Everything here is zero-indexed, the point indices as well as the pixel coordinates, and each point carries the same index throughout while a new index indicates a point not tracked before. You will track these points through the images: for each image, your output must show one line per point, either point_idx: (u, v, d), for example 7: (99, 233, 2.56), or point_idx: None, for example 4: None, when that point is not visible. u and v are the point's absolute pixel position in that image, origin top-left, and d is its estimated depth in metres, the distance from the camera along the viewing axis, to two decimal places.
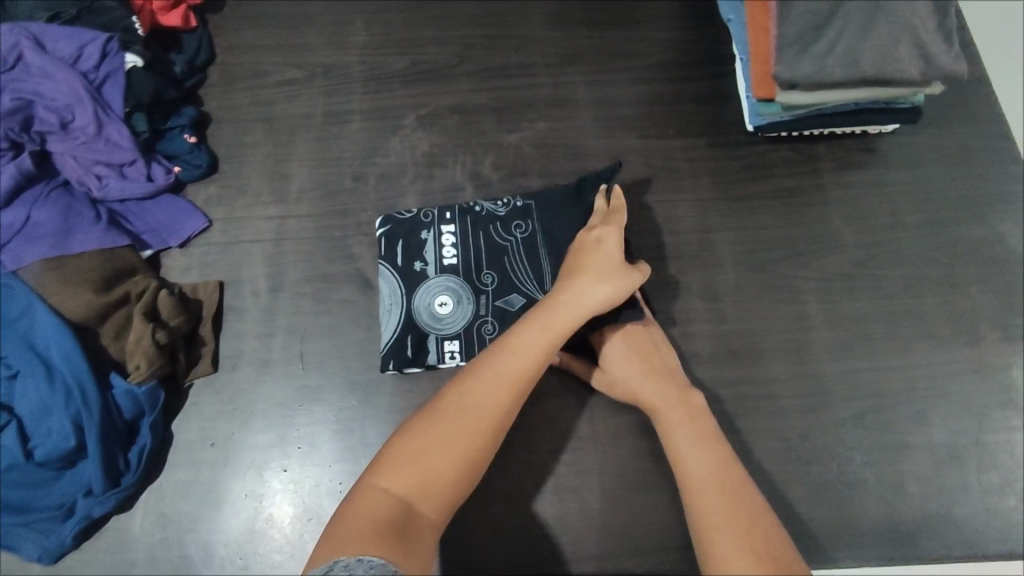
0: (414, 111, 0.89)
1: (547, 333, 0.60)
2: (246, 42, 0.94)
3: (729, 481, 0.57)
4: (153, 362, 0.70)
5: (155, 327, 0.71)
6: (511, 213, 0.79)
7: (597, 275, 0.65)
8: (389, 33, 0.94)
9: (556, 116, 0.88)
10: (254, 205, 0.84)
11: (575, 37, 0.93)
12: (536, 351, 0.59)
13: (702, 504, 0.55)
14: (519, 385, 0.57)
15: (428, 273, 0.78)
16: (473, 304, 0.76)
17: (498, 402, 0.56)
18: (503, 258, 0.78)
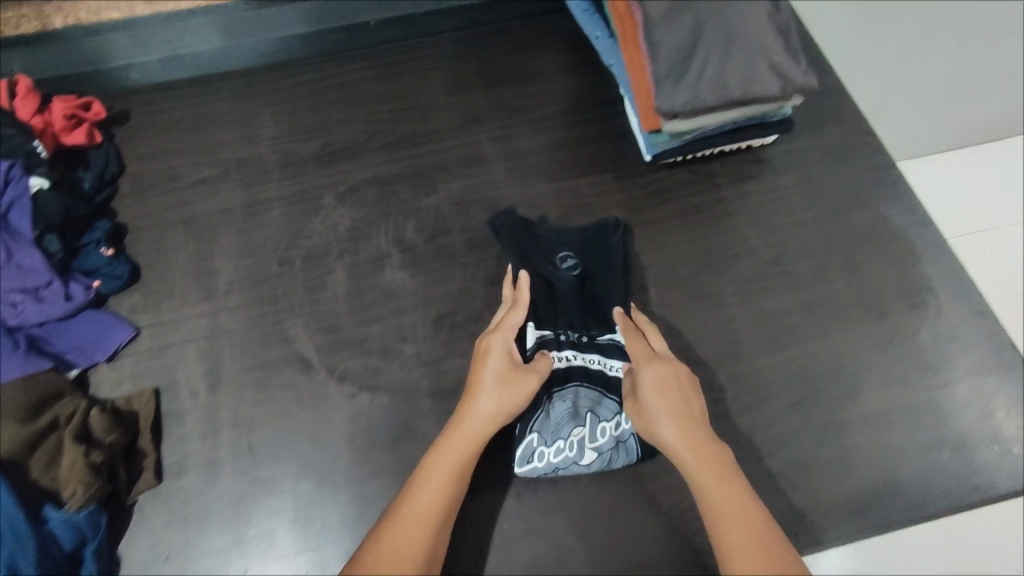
0: (332, 190, 0.91)
1: (461, 457, 0.66)
2: (155, 150, 0.96)
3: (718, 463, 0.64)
4: (90, 486, 0.66)
5: (89, 448, 0.68)
6: (609, 422, 0.74)
7: (494, 372, 0.70)
8: (297, 120, 0.98)
9: (469, 174, 0.93)
10: (182, 306, 0.83)
11: (474, 100, 0.99)
12: (461, 466, 0.66)
13: (729, 527, 0.60)
14: (438, 514, 0.63)
15: (621, 446, 0.73)
16: (575, 406, 0.74)
17: (415, 532, 0.61)
18: (579, 419, 0.73)
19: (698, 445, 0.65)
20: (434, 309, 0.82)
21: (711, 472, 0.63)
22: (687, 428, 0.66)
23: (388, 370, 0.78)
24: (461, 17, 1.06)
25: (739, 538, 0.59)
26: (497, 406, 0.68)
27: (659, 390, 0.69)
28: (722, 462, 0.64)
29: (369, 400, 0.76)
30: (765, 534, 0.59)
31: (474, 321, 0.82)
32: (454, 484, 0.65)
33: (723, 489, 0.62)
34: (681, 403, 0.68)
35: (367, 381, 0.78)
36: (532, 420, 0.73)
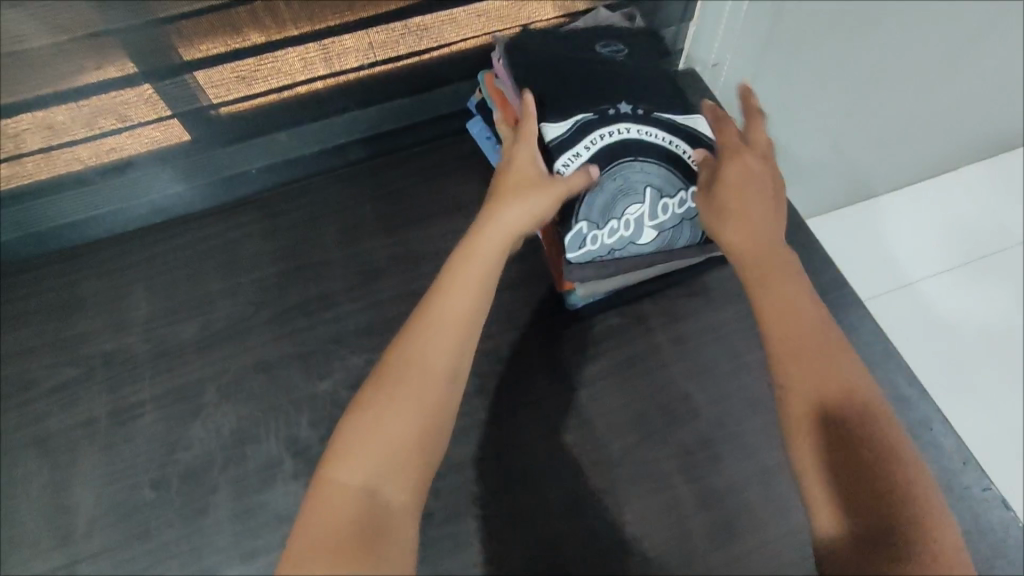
0: (213, 383, 0.79)
1: (481, 250, 0.58)
2: (7, 350, 0.82)
3: (797, 303, 0.55)
4: None
5: None
6: (660, 207, 0.67)
7: (531, 212, 0.60)
8: (176, 296, 0.86)
9: (372, 344, 0.81)
10: (32, 558, 0.70)
11: (376, 249, 0.88)
12: (471, 310, 0.54)
13: (787, 338, 0.53)
14: (466, 342, 0.53)
15: (666, 225, 0.68)
16: (623, 209, 0.67)
17: (446, 374, 0.51)
18: (634, 203, 0.67)
19: (763, 242, 0.59)
20: None
21: (778, 313, 0.55)
22: (753, 225, 0.59)
23: None
24: (357, 150, 0.94)
25: (811, 368, 0.51)
26: (523, 211, 0.60)
27: (742, 178, 0.60)
28: (780, 257, 0.58)
29: None
30: (846, 377, 0.51)
31: None
32: (458, 345, 0.52)
33: (791, 307, 0.55)
34: (759, 199, 0.60)
35: None
36: (591, 213, 0.66)
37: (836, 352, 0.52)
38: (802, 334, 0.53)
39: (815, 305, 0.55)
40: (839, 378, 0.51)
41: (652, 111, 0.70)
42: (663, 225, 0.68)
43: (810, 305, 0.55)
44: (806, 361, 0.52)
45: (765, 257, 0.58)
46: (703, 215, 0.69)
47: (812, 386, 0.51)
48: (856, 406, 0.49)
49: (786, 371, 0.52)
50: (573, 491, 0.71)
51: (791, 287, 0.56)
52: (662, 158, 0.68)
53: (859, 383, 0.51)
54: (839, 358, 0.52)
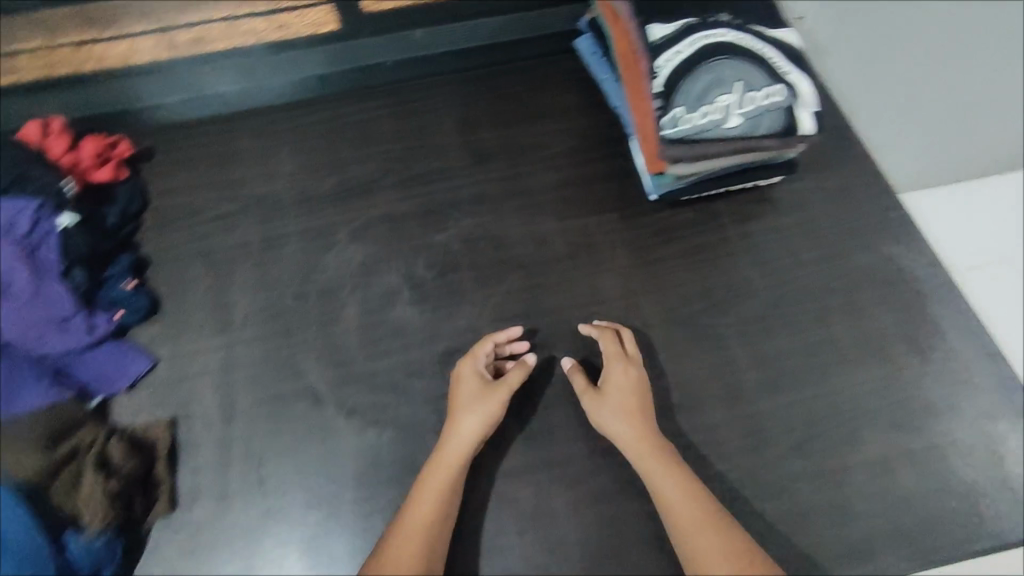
0: (346, 227, 0.95)
1: (444, 485, 0.71)
2: (179, 185, 1.00)
3: (651, 439, 0.74)
4: (106, 515, 0.70)
5: (107, 478, 0.72)
6: (745, 99, 0.78)
7: (484, 418, 0.75)
8: (315, 158, 1.02)
9: (479, 212, 0.96)
10: (198, 338, 0.87)
11: (485, 139, 1.03)
12: (440, 506, 0.70)
13: (661, 483, 0.71)
14: (434, 524, 0.69)
15: (750, 116, 0.78)
16: (712, 100, 0.78)
17: (418, 541, 0.68)
18: (723, 94, 0.78)
19: (648, 439, 0.73)
20: (440, 346, 0.85)
21: (656, 473, 0.71)
22: (639, 422, 0.75)
23: (396, 406, 0.81)
24: (474, 55, 1.08)
25: (703, 549, 0.66)
26: (471, 425, 0.74)
27: (624, 387, 0.77)
28: (649, 431, 0.74)
29: (378, 437, 0.80)
30: (697, 500, 0.69)
31: None
32: (434, 536, 0.69)
33: (654, 458, 0.72)
34: (642, 410, 0.76)
35: (375, 417, 0.80)
36: (683, 100, 0.78)
37: (713, 514, 0.68)
38: (668, 474, 0.71)
39: (688, 475, 0.71)
40: (708, 509, 0.69)
41: (749, 25, 0.82)
42: (749, 114, 0.78)
43: (627, 422, 0.75)
44: (691, 498, 0.69)
45: (644, 421, 0.75)
46: (785, 110, 0.79)
47: (699, 540, 0.67)
48: (716, 526, 0.67)
49: (684, 543, 0.68)
50: (644, 340, 0.85)
51: (668, 481, 0.71)
52: (751, 58, 0.79)
53: (709, 504, 0.69)
54: (697, 492, 0.70)
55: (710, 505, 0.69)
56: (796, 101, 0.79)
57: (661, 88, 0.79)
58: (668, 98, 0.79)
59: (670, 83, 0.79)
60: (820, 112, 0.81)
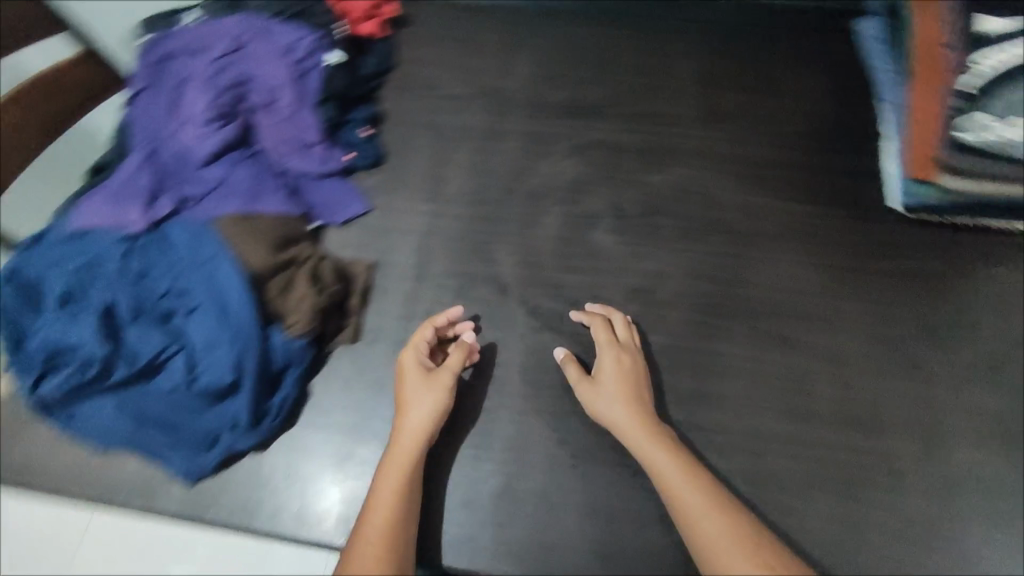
0: (567, 140, 0.95)
1: (407, 469, 0.69)
2: (424, 56, 1.04)
3: (648, 425, 0.71)
4: (309, 322, 0.78)
5: (318, 291, 0.80)
6: None
7: (436, 404, 0.73)
8: (553, 68, 1.02)
9: (702, 164, 0.93)
10: (411, 200, 0.92)
11: (726, 95, 0.98)
12: (408, 483, 0.68)
13: (665, 472, 0.67)
14: (399, 507, 0.67)
15: None
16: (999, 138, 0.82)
17: (389, 524, 0.65)
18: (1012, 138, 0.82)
19: (644, 425, 0.70)
20: (629, 280, 0.84)
21: (653, 458, 0.68)
22: (637, 412, 0.72)
23: (574, 322, 0.82)
24: (736, 12, 1.04)
25: (714, 539, 0.62)
26: (421, 412, 0.72)
27: (618, 376, 0.74)
28: (651, 422, 0.71)
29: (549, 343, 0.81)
30: (702, 488, 0.66)
31: (662, 302, 0.82)
32: (402, 518, 0.66)
33: (656, 446, 0.69)
34: (640, 408, 0.72)
35: (552, 324, 0.82)
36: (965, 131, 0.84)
37: (720, 501, 0.65)
38: (669, 460, 0.67)
39: (688, 462, 0.68)
40: (717, 500, 0.65)
41: None
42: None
43: (630, 414, 0.71)
44: (699, 488, 0.65)
45: (637, 420, 0.71)
46: None
47: (710, 527, 0.63)
48: (724, 512, 0.64)
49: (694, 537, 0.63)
50: (842, 344, 0.79)
51: (672, 470, 0.67)
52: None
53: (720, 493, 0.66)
54: (702, 479, 0.66)
55: (719, 492, 0.66)
56: None
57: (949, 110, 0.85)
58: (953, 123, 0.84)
59: (981, 90, 0.84)
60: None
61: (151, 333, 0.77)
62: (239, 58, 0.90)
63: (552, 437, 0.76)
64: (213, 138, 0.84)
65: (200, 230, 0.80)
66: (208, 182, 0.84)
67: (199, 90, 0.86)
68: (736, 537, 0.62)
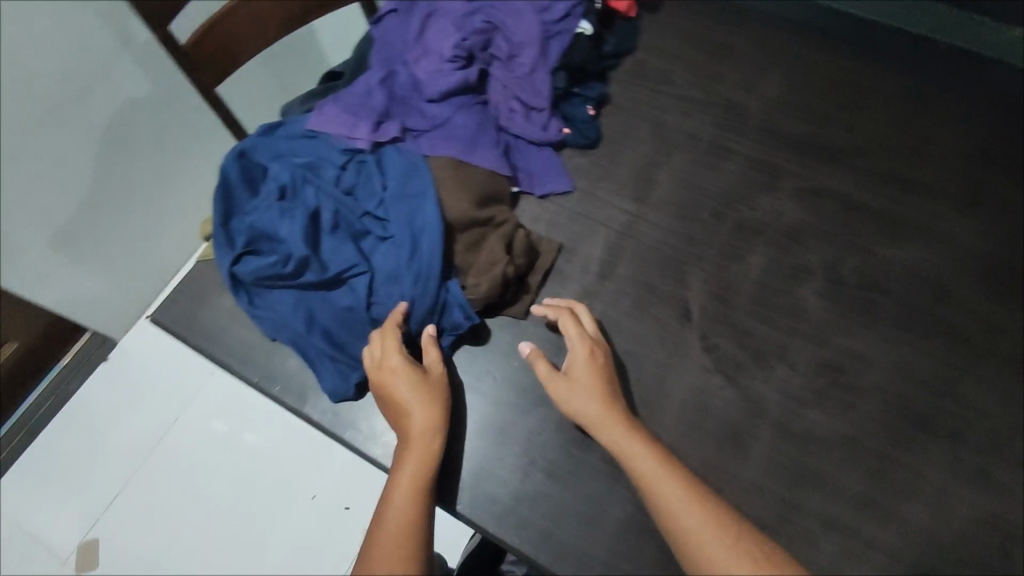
0: (796, 180, 0.87)
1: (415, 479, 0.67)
2: (666, 49, 0.99)
3: (626, 419, 0.68)
4: (490, 290, 0.77)
5: (508, 261, 0.78)
6: None
7: (430, 405, 0.70)
8: (801, 98, 0.93)
9: (944, 251, 0.81)
10: (614, 192, 0.88)
11: (993, 182, 0.85)
12: (419, 484, 0.66)
13: (659, 483, 0.64)
14: (411, 520, 0.65)
15: None
16: None
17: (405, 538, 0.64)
18: None
19: (621, 418, 0.68)
20: (825, 351, 0.76)
21: (631, 456, 0.66)
22: (609, 406, 0.69)
23: (752, 374, 0.75)
24: None
25: (710, 551, 0.61)
26: (421, 417, 0.69)
27: (591, 370, 0.71)
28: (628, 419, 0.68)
29: (720, 388, 0.75)
30: (694, 496, 0.64)
31: (856, 389, 0.74)
32: (416, 527, 0.65)
33: (642, 449, 0.66)
34: (596, 394, 0.70)
35: (726, 367, 0.76)
36: None
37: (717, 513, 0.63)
38: (651, 462, 0.65)
39: (660, 455, 0.66)
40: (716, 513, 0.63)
41: None
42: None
43: (591, 401, 0.69)
44: (697, 503, 0.63)
45: (609, 416, 0.68)
46: None
47: (711, 540, 0.61)
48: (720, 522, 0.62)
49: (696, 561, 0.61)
50: None
51: (655, 475, 0.65)
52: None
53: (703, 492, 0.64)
54: (683, 488, 0.64)
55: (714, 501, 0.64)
56: None
57: None
58: None
59: None
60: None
61: (344, 248, 0.79)
62: (497, 7, 0.90)
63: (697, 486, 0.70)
64: (452, 76, 0.85)
65: (416, 164, 0.81)
66: (434, 118, 0.85)
67: (452, 28, 0.88)
68: (743, 552, 0.61)
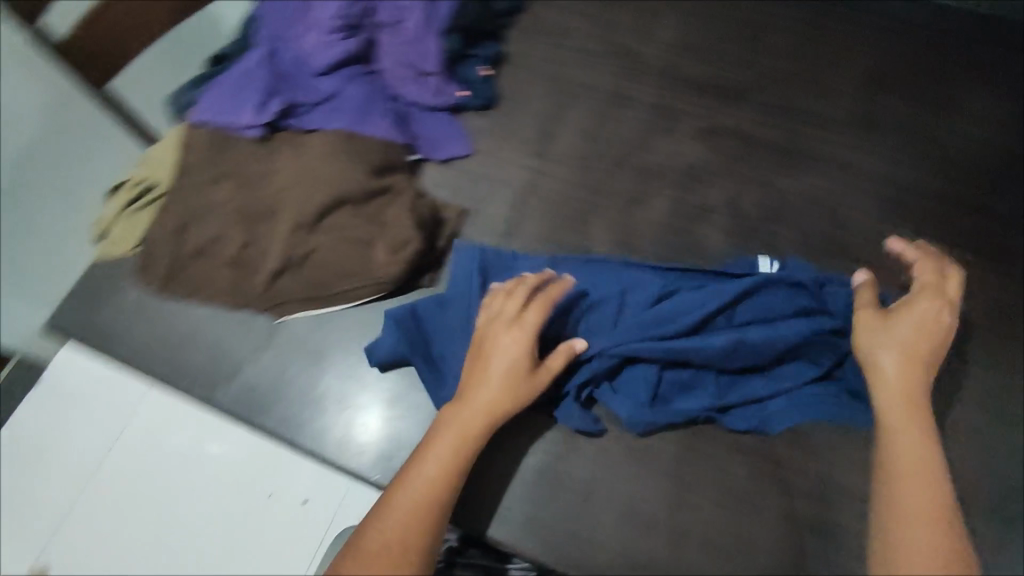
0: (695, 120, 0.88)
1: (472, 421, 0.66)
2: (562, 2, 0.97)
3: (915, 403, 0.63)
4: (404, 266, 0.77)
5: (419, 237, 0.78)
6: None
7: (517, 368, 0.67)
8: (697, 40, 0.93)
9: (837, 178, 0.83)
10: (516, 151, 0.88)
11: (884, 106, 0.87)
12: (476, 427, 0.66)
13: (912, 482, 0.59)
14: (456, 454, 0.65)
15: None
16: None
17: (445, 465, 0.64)
18: None
19: (911, 397, 0.63)
20: None
21: (917, 461, 0.60)
22: (914, 401, 0.63)
23: None
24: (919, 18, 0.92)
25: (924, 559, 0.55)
26: (501, 372, 0.67)
27: (905, 341, 0.65)
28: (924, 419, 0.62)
29: None
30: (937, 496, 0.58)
31: None
32: (457, 463, 0.65)
33: (907, 440, 0.61)
34: (914, 372, 0.64)
35: None
36: None
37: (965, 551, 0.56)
38: (922, 453, 0.60)
39: (924, 454, 0.60)
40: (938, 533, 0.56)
41: None
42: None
43: (903, 379, 0.64)
44: (932, 497, 0.58)
45: (902, 414, 0.62)
46: None
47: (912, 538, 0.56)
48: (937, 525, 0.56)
49: (894, 525, 0.57)
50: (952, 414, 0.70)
51: (919, 475, 0.59)
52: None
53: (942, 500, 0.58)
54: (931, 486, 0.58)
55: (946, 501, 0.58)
56: None
57: None
58: None
59: None
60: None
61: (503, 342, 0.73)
62: None
63: (606, 430, 0.72)
64: (335, 49, 0.82)
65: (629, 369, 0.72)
66: (321, 92, 0.82)
67: None
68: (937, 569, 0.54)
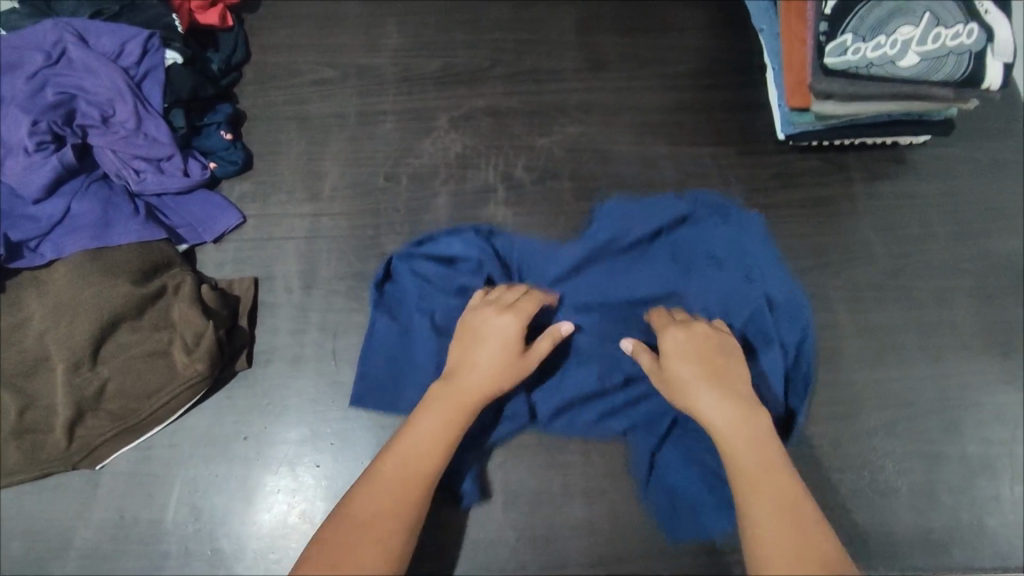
0: (447, 113, 0.89)
1: (449, 410, 0.65)
2: (280, 40, 0.93)
3: (740, 407, 0.64)
4: (210, 364, 0.71)
5: (214, 324, 0.73)
6: (940, 46, 0.70)
7: (506, 354, 0.68)
8: (423, 36, 0.94)
9: (587, 121, 0.89)
10: (288, 203, 0.85)
11: (606, 43, 0.93)
12: (451, 420, 0.64)
13: (753, 479, 0.59)
14: (427, 455, 0.62)
15: (922, 48, 0.70)
16: (885, 46, 0.71)
17: (414, 470, 0.61)
18: (904, 37, 0.71)
19: (732, 408, 0.63)
20: (528, 255, 0.82)
21: (751, 458, 0.60)
22: (727, 397, 0.64)
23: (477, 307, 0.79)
24: None
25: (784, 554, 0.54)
26: (491, 363, 0.67)
27: (698, 350, 0.67)
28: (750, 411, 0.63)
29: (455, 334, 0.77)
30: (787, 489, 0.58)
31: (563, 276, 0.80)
32: (430, 464, 0.62)
33: (745, 440, 0.61)
34: (713, 369, 0.66)
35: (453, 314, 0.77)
36: (854, 40, 0.71)
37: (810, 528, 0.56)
38: (759, 450, 0.61)
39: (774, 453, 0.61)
40: (792, 519, 0.56)
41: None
42: (929, 53, 0.70)
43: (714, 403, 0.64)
44: (778, 498, 0.57)
45: (726, 416, 0.63)
46: (975, 55, 0.70)
47: (773, 539, 0.55)
48: (792, 516, 0.56)
49: (749, 518, 0.57)
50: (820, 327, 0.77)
51: (757, 476, 0.59)
52: None
53: (794, 492, 0.58)
54: (783, 484, 0.59)
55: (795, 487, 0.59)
56: (989, 44, 0.70)
57: (827, 13, 0.73)
58: (845, 34, 0.72)
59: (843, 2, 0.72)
60: (1014, 63, 0.71)
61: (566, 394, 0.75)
62: (61, 69, 0.77)
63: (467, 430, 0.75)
64: (43, 168, 0.74)
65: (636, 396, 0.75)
66: (49, 217, 0.75)
67: (15, 112, 0.74)
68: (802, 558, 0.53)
